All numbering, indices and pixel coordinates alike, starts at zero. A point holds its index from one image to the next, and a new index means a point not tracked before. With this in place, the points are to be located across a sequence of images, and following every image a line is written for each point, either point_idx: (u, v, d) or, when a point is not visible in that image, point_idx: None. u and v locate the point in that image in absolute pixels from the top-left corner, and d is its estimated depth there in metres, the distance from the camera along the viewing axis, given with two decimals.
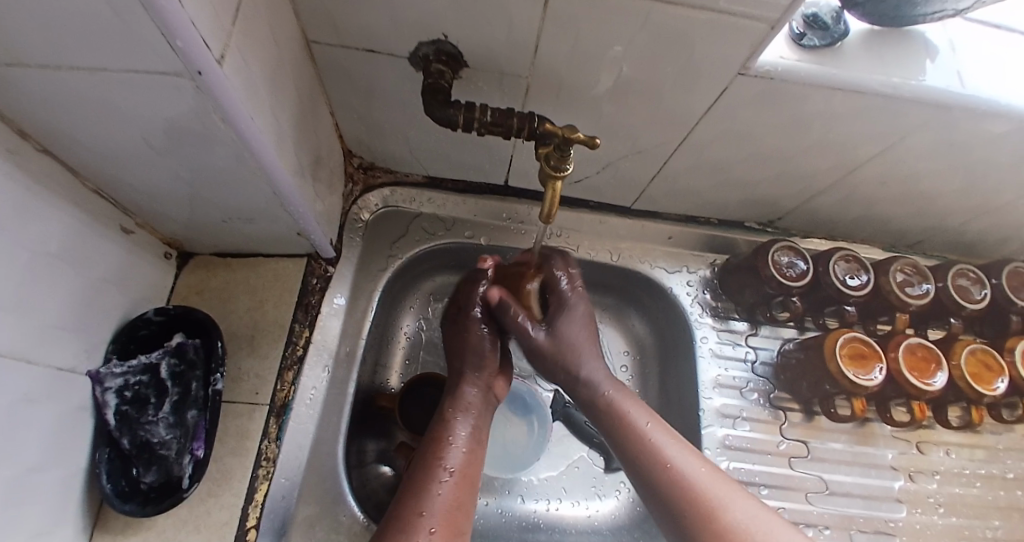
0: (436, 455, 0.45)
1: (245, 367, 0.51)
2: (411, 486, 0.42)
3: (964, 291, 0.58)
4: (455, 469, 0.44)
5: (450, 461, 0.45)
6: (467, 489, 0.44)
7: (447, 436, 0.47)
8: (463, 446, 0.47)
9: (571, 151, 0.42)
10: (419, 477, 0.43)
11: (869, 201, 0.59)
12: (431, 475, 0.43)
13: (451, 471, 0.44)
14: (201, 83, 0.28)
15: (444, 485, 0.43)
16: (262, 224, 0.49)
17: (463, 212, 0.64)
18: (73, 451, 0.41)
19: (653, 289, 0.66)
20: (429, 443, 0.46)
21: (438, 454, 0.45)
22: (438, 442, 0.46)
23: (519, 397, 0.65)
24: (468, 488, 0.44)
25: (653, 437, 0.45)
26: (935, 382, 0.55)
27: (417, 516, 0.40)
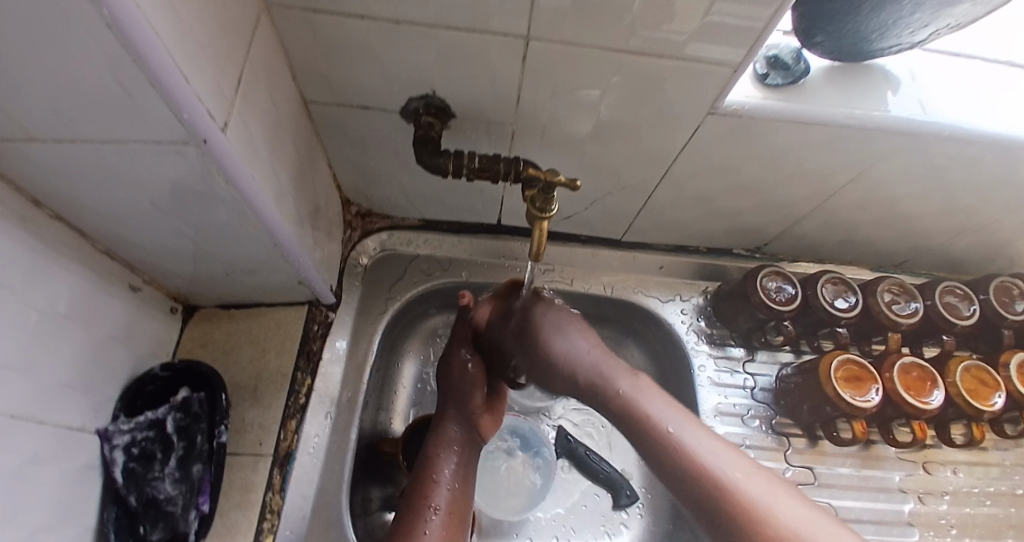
0: (424, 496, 0.46)
1: (248, 417, 0.51)
2: (407, 522, 0.44)
3: (952, 307, 0.58)
4: (443, 510, 0.45)
5: (438, 500, 0.46)
6: (454, 534, 0.45)
7: (435, 476, 0.47)
8: (450, 485, 0.47)
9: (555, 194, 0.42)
10: (415, 512, 0.45)
11: (852, 225, 0.61)
12: (419, 516, 0.44)
13: (439, 512, 0.45)
14: (205, 149, 0.31)
15: (432, 526, 0.44)
16: (265, 274, 0.50)
17: (459, 252, 0.66)
18: (85, 511, 0.40)
19: (650, 319, 0.67)
20: (419, 483, 0.47)
21: (425, 495, 0.46)
22: (432, 477, 0.47)
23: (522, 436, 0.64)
24: (457, 529, 0.46)
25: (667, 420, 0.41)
26: (932, 400, 0.54)
27: None
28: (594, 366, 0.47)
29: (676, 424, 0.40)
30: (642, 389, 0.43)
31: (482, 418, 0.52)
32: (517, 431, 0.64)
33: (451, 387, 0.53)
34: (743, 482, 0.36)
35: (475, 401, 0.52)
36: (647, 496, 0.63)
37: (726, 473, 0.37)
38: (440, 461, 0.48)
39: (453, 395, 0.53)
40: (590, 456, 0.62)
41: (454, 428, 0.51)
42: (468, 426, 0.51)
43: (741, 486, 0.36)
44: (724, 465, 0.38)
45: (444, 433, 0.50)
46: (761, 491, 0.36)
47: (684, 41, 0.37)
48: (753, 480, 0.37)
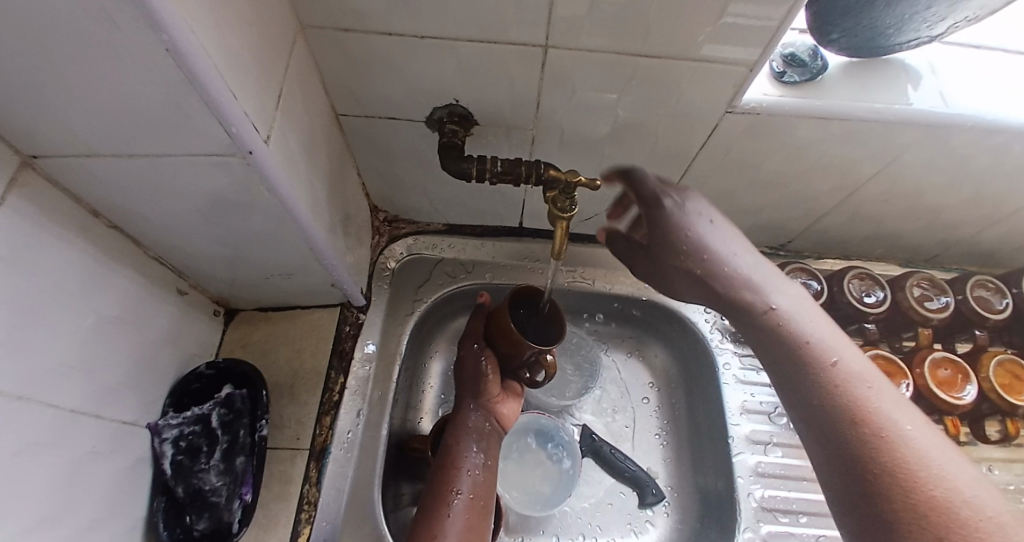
0: (446, 483, 0.47)
1: (285, 413, 0.54)
2: (431, 508, 0.45)
3: (984, 301, 0.57)
4: (467, 494, 0.47)
5: (461, 486, 0.47)
6: (481, 517, 0.46)
7: (458, 463, 0.49)
8: (473, 470, 0.49)
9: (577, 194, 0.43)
10: (437, 499, 0.46)
11: (878, 220, 0.60)
12: (443, 501, 0.46)
13: (463, 497, 0.46)
14: (250, 161, 0.33)
15: (457, 510, 0.45)
16: (299, 277, 0.52)
17: (483, 255, 0.68)
18: (134, 501, 0.43)
19: (672, 318, 0.67)
20: (442, 470, 0.48)
21: (449, 481, 0.47)
22: (454, 468, 0.48)
23: (547, 435, 0.65)
24: (484, 512, 0.47)
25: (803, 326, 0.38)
26: (964, 395, 0.53)
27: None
28: (753, 268, 0.43)
29: (821, 334, 0.37)
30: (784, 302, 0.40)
31: (499, 405, 0.54)
32: (540, 429, 0.66)
33: (466, 378, 0.55)
34: (911, 434, 0.30)
35: (488, 388, 0.54)
36: (673, 494, 0.63)
37: (861, 380, 0.33)
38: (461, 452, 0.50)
39: (468, 386, 0.54)
40: (615, 454, 0.63)
41: (472, 416, 0.53)
42: (485, 414, 0.53)
43: (881, 401, 0.32)
44: (887, 401, 0.32)
45: (462, 422, 0.52)
46: (932, 444, 0.29)
47: (698, 43, 0.38)
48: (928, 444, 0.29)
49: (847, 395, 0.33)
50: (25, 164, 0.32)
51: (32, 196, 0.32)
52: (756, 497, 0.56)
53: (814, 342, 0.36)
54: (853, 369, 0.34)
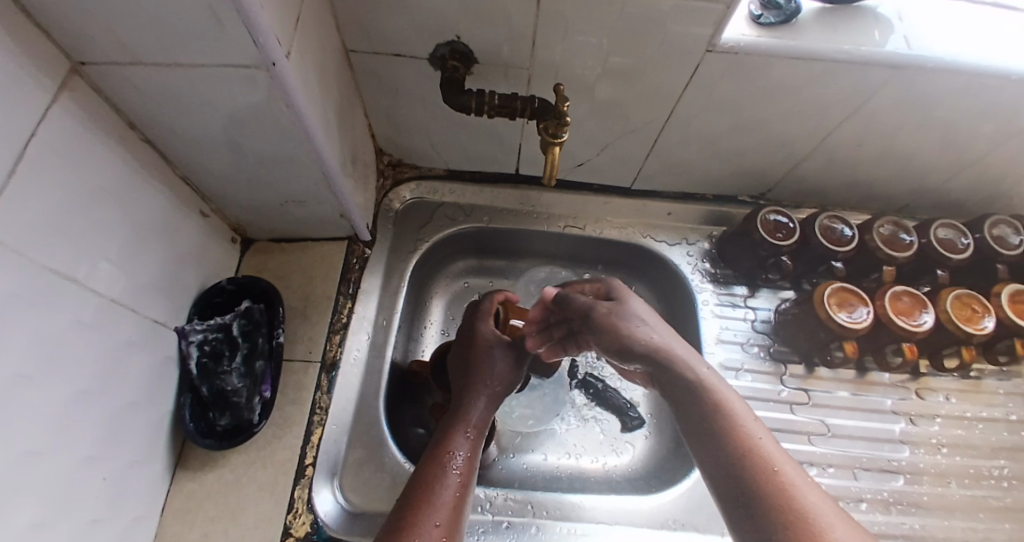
0: (443, 454, 0.45)
1: (298, 331, 0.58)
2: (431, 457, 0.44)
3: (947, 243, 0.61)
4: (461, 470, 0.43)
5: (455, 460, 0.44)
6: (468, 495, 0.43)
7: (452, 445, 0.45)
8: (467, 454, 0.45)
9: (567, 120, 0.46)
10: (440, 447, 0.45)
11: (851, 168, 0.64)
12: (438, 467, 0.43)
13: (456, 470, 0.43)
14: (272, 73, 0.37)
15: (449, 481, 0.42)
16: (312, 205, 0.57)
17: (481, 200, 0.72)
18: (164, 394, 0.48)
19: (656, 261, 0.72)
20: (438, 445, 0.46)
21: (444, 453, 0.45)
22: (460, 422, 0.48)
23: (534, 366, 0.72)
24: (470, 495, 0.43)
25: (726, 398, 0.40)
26: (922, 322, 0.57)
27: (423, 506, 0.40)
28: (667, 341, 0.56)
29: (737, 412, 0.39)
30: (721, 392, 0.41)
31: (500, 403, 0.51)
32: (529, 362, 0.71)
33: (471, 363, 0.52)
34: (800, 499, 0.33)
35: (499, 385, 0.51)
36: (652, 420, 0.69)
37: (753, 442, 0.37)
38: (468, 406, 0.49)
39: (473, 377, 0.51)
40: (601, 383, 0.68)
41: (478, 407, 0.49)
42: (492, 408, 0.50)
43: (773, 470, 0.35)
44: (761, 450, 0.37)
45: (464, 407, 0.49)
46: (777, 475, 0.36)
47: None
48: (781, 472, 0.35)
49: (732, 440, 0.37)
50: (74, 70, 0.35)
51: (79, 100, 0.36)
52: None
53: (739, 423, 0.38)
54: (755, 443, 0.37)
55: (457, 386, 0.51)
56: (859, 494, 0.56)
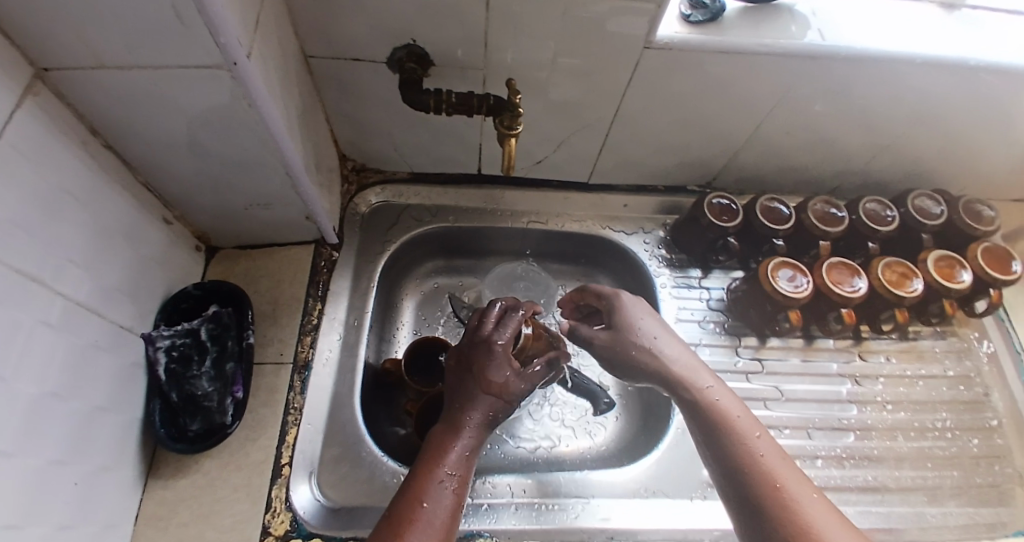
0: (434, 460, 0.42)
1: (268, 334, 0.59)
2: (421, 466, 0.42)
3: (874, 215, 0.67)
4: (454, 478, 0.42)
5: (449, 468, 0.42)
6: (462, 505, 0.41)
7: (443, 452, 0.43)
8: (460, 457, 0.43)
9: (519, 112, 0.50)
10: (429, 455, 0.43)
11: (784, 154, 0.70)
12: (428, 477, 0.41)
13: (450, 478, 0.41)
14: (235, 72, 0.39)
15: (443, 490, 0.40)
16: (277, 208, 0.58)
17: (446, 200, 0.74)
18: (131, 401, 0.48)
19: (616, 250, 0.76)
20: (430, 451, 0.44)
21: (435, 459, 0.42)
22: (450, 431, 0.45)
23: None
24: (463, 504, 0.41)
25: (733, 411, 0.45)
26: (857, 289, 0.62)
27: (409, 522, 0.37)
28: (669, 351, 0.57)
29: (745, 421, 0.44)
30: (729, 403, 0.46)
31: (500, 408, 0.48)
32: None
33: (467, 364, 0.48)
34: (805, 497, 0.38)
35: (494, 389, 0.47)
36: (623, 402, 0.72)
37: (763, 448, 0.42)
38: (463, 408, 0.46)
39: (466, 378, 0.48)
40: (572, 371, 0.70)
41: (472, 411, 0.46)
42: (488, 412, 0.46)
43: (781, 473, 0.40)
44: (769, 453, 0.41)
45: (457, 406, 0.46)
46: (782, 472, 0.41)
47: None
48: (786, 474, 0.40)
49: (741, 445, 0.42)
50: (38, 76, 0.36)
51: (44, 105, 0.37)
52: None
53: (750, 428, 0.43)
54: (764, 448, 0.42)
55: (449, 388, 0.48)
56: (814, 452, 0.60)
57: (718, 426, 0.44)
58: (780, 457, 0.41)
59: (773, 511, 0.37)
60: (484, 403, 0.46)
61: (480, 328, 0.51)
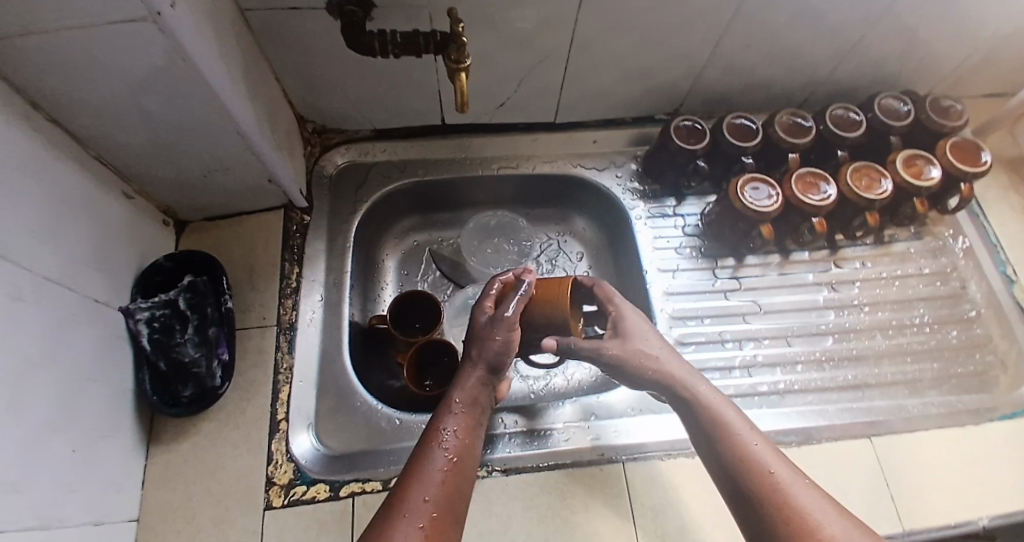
0: (433, 439, 0.42)
1: (249, 299, 0.59)
2: (421, 443, 0.42)
3: (840, 120, 0.67)
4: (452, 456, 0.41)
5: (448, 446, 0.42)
6: (459, 487, 0.40)
7: (440, 431, 0.43)
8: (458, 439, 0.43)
9: (465, 45, 0.48)
10: (430, 430, 0.43)
11: (748, 70, 0.68)
12: (427, 453, 0.41)
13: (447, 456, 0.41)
14: (162, 23, 0.37)
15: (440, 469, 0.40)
16: (236, 172, 0.57)
17: (413, 154, 0.73)
18: (120, 371, 0.49)
19: (589, 187, 0.75)
20: (429, 431, 0.43)
21: (434, 439, 0.42)
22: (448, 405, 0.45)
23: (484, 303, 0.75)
24: (459, 486, 0.40)
25: (727, 414, 0.45)
26: (823, 194, 0.62)
27: (405, 504, 0.37)
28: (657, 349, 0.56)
29: (739, 424, 0.44)
30: (723, 404, 0.46)
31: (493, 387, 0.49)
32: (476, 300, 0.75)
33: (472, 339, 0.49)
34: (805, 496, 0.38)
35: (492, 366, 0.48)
36: None
37: (762, 452, 0.42)
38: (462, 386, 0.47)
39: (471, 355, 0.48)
40: None
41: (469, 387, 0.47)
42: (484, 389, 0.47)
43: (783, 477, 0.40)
44: (768, 456, 0.42)
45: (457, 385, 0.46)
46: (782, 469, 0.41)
47: None
48: (787, 475, 0.40)
49: (740, 449, 0.42)
50: None
51: None
52: (670, 308, 0.65)
53: (746, 432, 0.43)
54: (762, 452, 0.42)
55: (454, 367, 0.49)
56: (795, 359, 0.61)
57: (722, 434, 0.44)
58: (786, 464, 0.41)
59: (778, 514, 0.37)
60: (478, 377, 0.47)
61: (478, 306, 0.51)
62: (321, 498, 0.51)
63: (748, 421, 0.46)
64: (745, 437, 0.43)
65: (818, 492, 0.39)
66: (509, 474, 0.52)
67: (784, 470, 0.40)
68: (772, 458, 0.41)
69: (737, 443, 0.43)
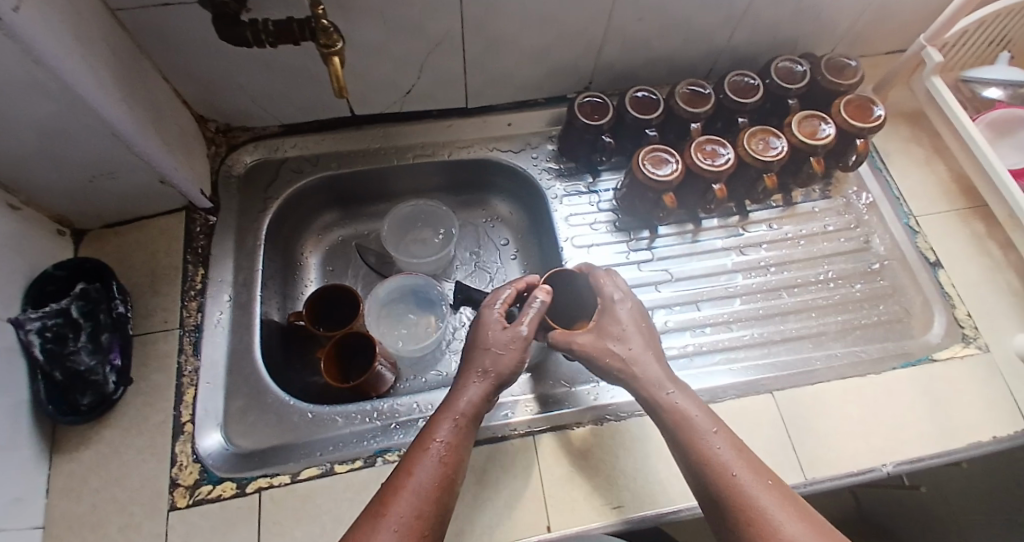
0: (424, 445, 0.43)
1: (151, 305, 0.59)
2: (414, 448, 0.44)
3: (739, 87, 0.68)
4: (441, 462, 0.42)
5: (437, 452, 0.43)
6: (444, 493, 0.41)
7: (433, 436, 0.44)
8: (449, 446, 0.43)
9: (330, 24, 0.47)
10: (424, 436, 0.45)
11: (645, 43, 0.69)
12: (418, 459, 0.42)
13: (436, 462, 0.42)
14: (3, 27, 0.34)
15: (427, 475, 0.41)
16: (124, 176, 0.56)
17: (324, 147, 0.72)
18: (11, 385, 0.47)
19: (505, 170, 0.76)
20: (424, 435, 0.45)
21: (426, 445, 0.43)
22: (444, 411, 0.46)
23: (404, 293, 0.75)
24: (445, 493, 0.41)
25: (692, 416, 0.45)
26: (721, 159, 0.63)
27: (389, 509, 0.38)
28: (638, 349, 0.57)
29: (704, 424, 0.45)
30: (689, 404, 0.46)
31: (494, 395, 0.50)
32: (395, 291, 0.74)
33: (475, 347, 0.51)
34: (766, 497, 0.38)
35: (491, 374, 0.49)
36: None
37: (724, 453, 0.42)
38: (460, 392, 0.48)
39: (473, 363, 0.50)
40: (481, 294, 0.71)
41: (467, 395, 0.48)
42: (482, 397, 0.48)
43: (743, 478, 0.40)
44: (730, 457, 0.42)
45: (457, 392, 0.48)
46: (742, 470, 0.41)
47: None
48: (747, 477, 0.40)
49: (702, 451, 0.43)
50: None
51: None
52: None
53: (711, 434, 0.44)
54: (725, 454, 0.42)
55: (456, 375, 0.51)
56: (704, 322, 0.63)
57: (686, 436, 0.44)
58: (751, 468, 0.41)
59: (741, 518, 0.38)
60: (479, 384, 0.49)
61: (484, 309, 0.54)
62: (228, 496, 0.50)
63: (717, 420, 0.46)
64: (710, 439, 0.43)
65: (779, 492, 0.39)
66: None
67: (745, 470, 0.41)
68: (734, 459, 0.42)
69: (700, 445, 0.43)
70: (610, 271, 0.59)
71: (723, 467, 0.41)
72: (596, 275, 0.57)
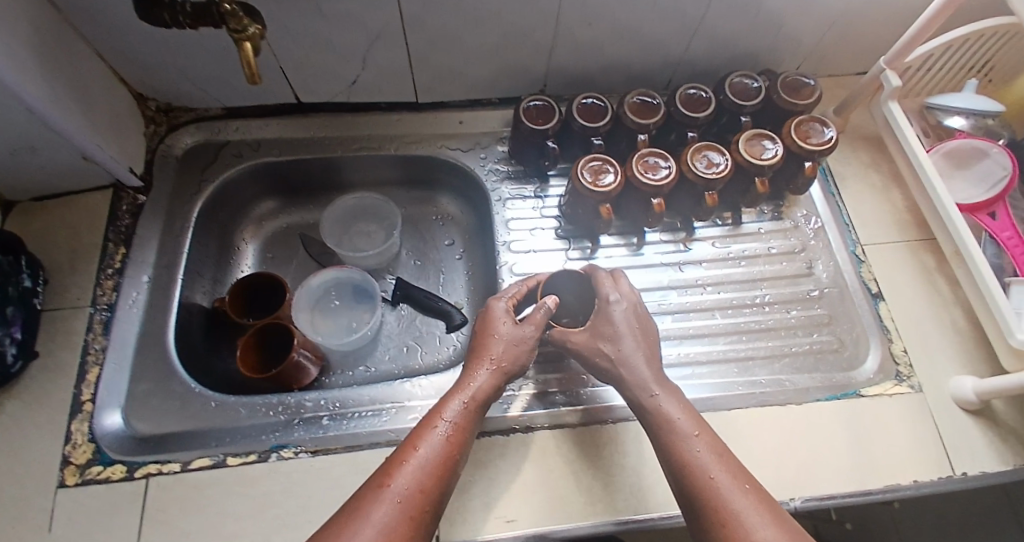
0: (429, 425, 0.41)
1: (68, 281, 0.59)
2: (419, 428, 0.42)
3: (692, 101, 0.65)
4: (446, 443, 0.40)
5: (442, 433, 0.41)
6: (446, 476, 0.38)
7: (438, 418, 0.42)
8: (455, 429, 0.41)
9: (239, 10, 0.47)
10: (429, 418, 0.43)
11: (597, 48, 0.67)
12: (423, 438, 0.40)
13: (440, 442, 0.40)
14: None
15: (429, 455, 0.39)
16: (46, 150, 0.56)
17: (267, 133, 0.72)
18: None
19: (452, 168, 0.75)
20: (430, 416, 0.43)
21: (431, 426, 0.41)
22: (456, 392, 0.44)
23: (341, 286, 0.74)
24: (446, 476, 0.39)
25: (676, 419, 0.42)
26: (660, 174, 0.61)
27: (389, 484, 0.36)
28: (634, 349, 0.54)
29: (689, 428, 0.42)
30: (675, 406, 0.44)
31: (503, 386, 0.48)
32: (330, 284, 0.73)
33: (484, 336, 0.49)
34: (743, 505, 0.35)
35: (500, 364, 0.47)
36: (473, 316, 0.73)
37: (704, 458, 0.39)
38: (468, 378, 0.46)
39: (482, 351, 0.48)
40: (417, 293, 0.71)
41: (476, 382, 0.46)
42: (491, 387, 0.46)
43: (722, 483, 0.37)
44: (710, 462, 0.39)
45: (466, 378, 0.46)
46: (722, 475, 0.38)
47: None
48: (727, 483, 0.37)
49: (683, 455, 0.40)
50: None
51: None
52: None
53: (694, 437, 0.41)
54: (705, 458, 0.39)
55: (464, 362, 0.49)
56: None
57: (668, 440, 0.42)
58: (731, 472, 0.38)
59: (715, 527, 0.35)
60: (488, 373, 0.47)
61: (496, 299, 0.52)
62: (116, 478, 0.49)
63: (702, 424, 0.43)
64: (693, 442, 0.40)
65: (762, 500, 0.36)
66: (315, 456, 0.52)
67: (725, 477, 0.38)
68: (714, 465, 0.39)
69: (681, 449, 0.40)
70: (616, 271, 0.55)
71: (700, 470, 0.38)
72: (598, 276, 0.53)
